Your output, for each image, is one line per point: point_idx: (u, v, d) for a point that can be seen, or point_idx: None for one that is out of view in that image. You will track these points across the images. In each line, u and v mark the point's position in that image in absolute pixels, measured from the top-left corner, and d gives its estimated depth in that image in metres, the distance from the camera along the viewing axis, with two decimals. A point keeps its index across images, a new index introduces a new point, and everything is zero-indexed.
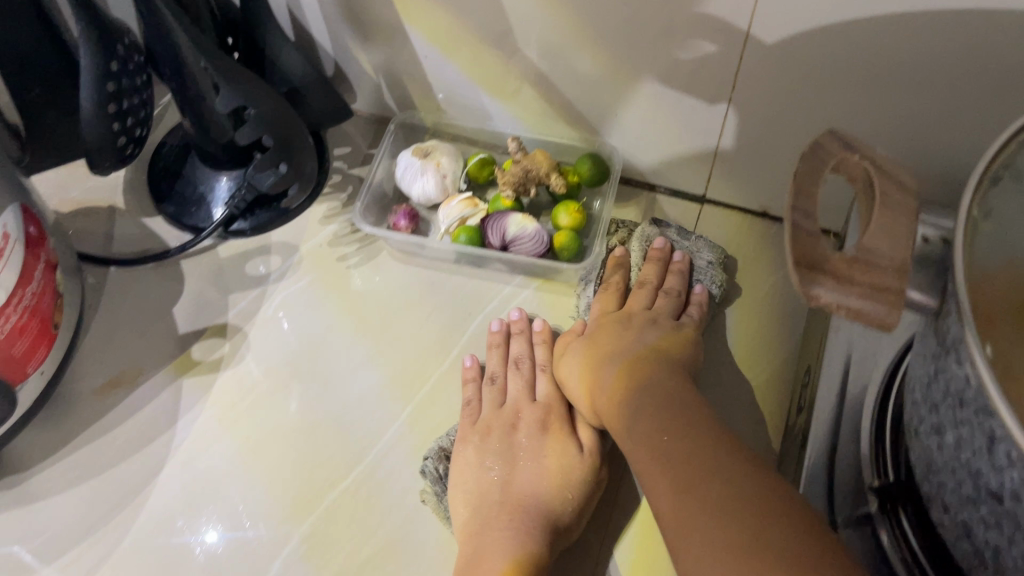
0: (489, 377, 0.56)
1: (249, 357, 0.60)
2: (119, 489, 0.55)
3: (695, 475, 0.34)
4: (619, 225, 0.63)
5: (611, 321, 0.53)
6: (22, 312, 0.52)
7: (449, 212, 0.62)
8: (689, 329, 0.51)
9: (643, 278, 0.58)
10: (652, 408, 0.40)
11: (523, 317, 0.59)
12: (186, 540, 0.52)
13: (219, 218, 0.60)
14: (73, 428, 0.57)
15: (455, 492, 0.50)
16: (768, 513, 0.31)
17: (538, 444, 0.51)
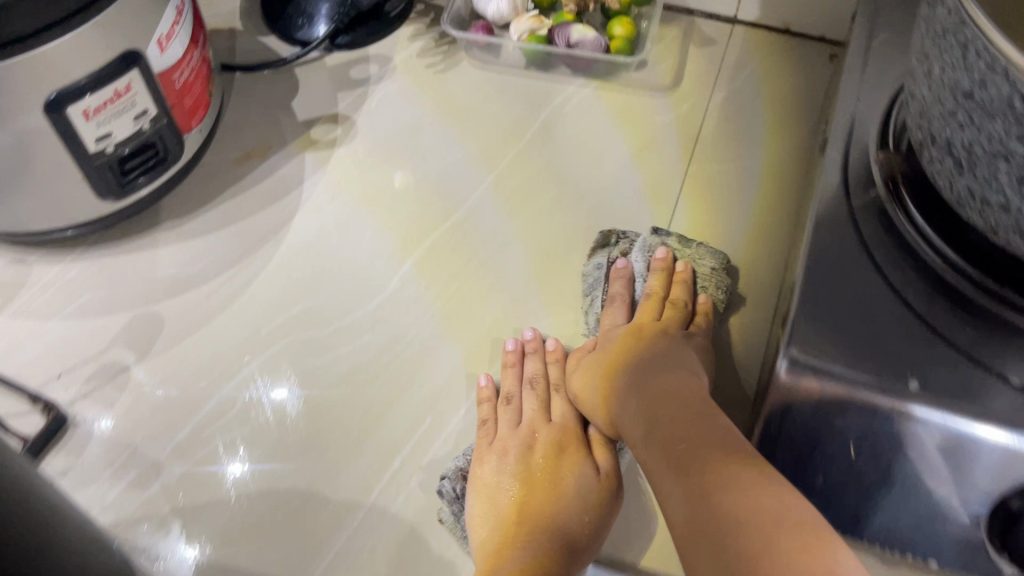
0: (504, 398, 0.58)
1: (361, 131, 0.72)
2: (258, 230, 0.66)
3: (707, 478, 0.40)
4: (620, 234, 0.65)
5: (624, 335, 0.57)
6: (191, 73, 0.63)
7: (519, 26, 0.74)
8: (694, 343, 0.56)
9: (651, 291, 0.61)
10: (665, 410, 0.47)
11: (537, 335, 0.60)
12: (270, 358, 0.60)
13: (325, 32, 0.75)
14: (215, 185, 0.69)
15: (475, 505, 0.53)
16: (761, 481, 0.39)
17: (554, 465, 0.54)
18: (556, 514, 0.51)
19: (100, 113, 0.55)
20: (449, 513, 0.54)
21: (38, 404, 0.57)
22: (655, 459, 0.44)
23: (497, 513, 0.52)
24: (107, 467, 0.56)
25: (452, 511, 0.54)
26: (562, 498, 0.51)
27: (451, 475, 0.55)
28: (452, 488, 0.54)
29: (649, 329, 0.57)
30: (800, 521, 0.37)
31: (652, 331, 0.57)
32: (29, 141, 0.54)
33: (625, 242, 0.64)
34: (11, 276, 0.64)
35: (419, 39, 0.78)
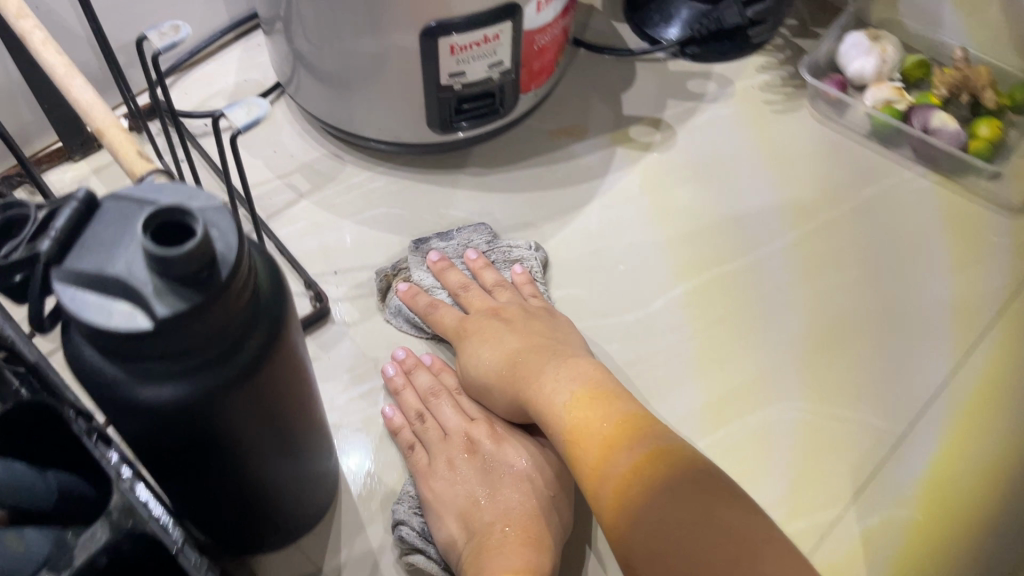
0: (416, 416, 0.56)
1: (677, 146, 0.70)
2: (553, 205, 0.67)
3: (613, 455, 0.45)
4: (392, 273, 0.62)
5: (495, 337, 0.56)
6: (551, 38, 0.63)
7: (876, 93, 0.70)
8: (545, 318, 0.58)
9: (459, 284, 0.61)
10: (593, 399, 0.49)
11: (410, 353, 0.59)
12: None
13: (678, 39, 0.75)
14: (527, 150, 0.70)
15: (441, 519, 0.51)
16: (672, 456, 0.45)
17: (498, 450, 0.54)
18: (538, 511, 0.51)
19: (463, 53, 0.57)
20: (418, 552, 0.51)
21: (310, 291, 0.61)
22: (589, 484, 0.45)
23: (471, 522, 0.51)
24: (347, 371, 0.59)
25: (418, 548, 0.51)
26: (520, 485, 0.52)
27: (408, 520, 0.52)
28: (416, 529, 0.52)
29: (514, 315, 0.58)
30: (712, 479, 0.44)
31: (482, 321, 0.58)
32: (395, 53, 0.57)
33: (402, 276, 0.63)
34: (327, 167, 0.68)
35: (767, 72, 0.75)
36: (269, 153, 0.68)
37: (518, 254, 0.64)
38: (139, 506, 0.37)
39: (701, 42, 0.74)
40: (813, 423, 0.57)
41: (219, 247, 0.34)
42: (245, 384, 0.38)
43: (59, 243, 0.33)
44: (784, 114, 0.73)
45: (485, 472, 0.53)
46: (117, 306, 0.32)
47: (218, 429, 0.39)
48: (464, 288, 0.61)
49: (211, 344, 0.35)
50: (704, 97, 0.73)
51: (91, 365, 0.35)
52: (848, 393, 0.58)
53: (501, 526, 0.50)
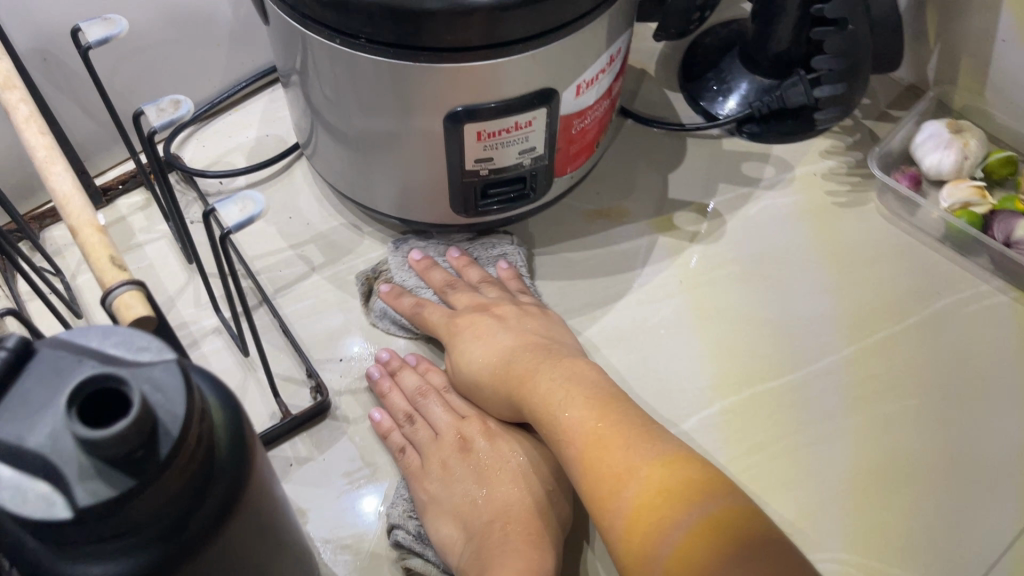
0: (405, 419, 0.54)
1: (726, 237, 0.64)
2: (585, 297, 0.61)
3: (623, 467, 0.42)
4: (374, 275, 0.61)
5: (484, 331, 0.54)
6: (591, 120, 0.57)
7: (954, 193, 0.63)
8: (534, 314, 0.56)
9: (445, 282, 0.59)
10: (594, 401, 0.46)
11: (395, 355, 0.57)
12: None
13: (736, 117, 0.69)
14: (561, 232, 0.64)
15: (439, 522, 0.49)
16: (680, 467, 0.42)
17: (494, 449, 0.52)
18: (537, 510, 0.49)
19: (492, 138, 0.52)
20: (416, 556, 0.50)
21: (312, 381, 0.56)
22: (595, 499, 0.42)
23: (471, 524, 0.49)
24: (343, 476, 0.54)
25: (416, 552, 0.50)
26: (518, 482, 0.50)
27: (404, 524, 0.50)
28: (412, 531, 0.50)
29: (506, 310, 0.56)
30: (722, 487, 0.41)
31: (472, 315, 0.56)
32: (417, 132, 0.53)
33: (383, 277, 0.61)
34: (344, 238, 0.63)
35: (832, 157, 0.68)
36: (284, 219, 0.64)
37: (502, 251, 0.62)
38: None
39: (761, 122, 0.68)
40: None
41: (161, 415, 0.29)
42: (193, 561, 0.33)
43: None
44: (848, 207, 0.66)
45: (481, 469, 0.51)
46: (33, 487, 0.27)
47: None
48: (450, 285, 0.59)
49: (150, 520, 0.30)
50: (760, 183, 0.67)
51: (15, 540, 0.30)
52: (900, 549, 0.51)
53: (502, 526, 0.48)
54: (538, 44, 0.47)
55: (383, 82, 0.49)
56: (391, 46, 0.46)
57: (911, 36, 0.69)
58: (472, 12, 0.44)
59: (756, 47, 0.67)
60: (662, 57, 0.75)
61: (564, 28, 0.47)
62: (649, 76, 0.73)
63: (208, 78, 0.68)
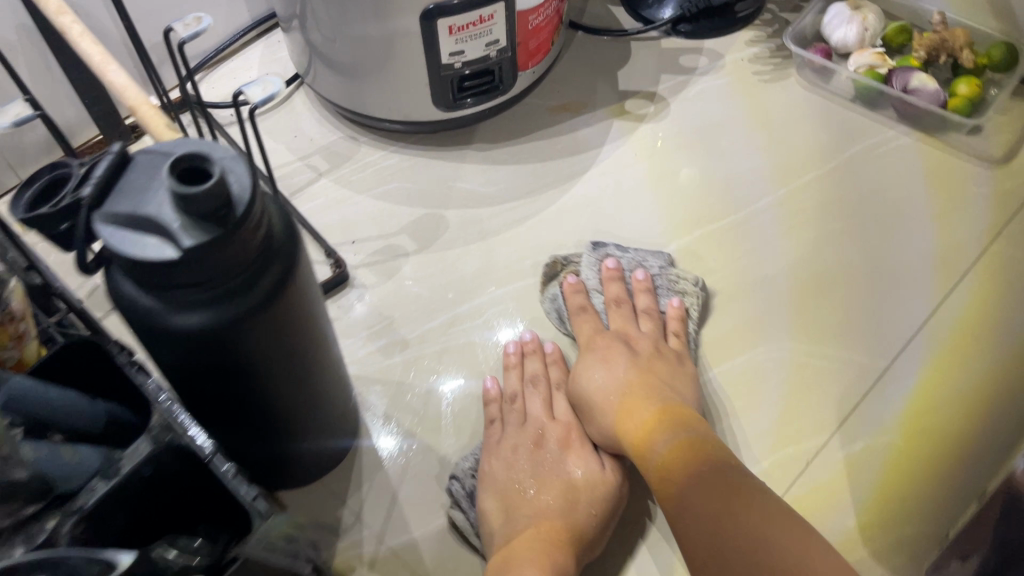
0: (510, 396, 0.60)
1: (672, 115, 0.75)
2: (555, 173, 0.72)
3: (721, 505, 0.49)
4: (561, 262, 0.66)
5: (611, 361, 0.60)
6: (544, 18, 0.68)
7: (859, 60, 0.74)
8: (669, 361, 0.60)
9: (614, 296, 0.64)
10: (698, 452, 0.52)
11: (535, 338, 0.63)
12: (509, 291, 0.66)
13: (670, 17, 0.79)
14: (528, 125, 0.75)
15: (486, 498, 0.55)
16: (768, 513, 0.48)
17: (560, 457, 0.57)
18: (570, 523, 0.52)
19: (462, 32, 0.62)
20: (460, 510, 0.56)
21: (331, 259, 0.66)
22: (690, 521, 0.49)
23: (512, 513, 0.54)
24: (365, 328, 0.64)
25: (462, 507, 0.56)
26: (571, 496, 0.54)
27: (461, 478, 0.57)
28: (462, 492, 0.56)
29: (642, 349, 0.60)
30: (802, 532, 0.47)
31: (610, 341, 0.61)
32: (402, 37, 0.63)
33: (571, 267, 0.66)
34: (344, 147, 0.74)
35: (755, 45, 0.79)
36: (290, 138, 0.74)
37: (682, 287, 0.64)
38: (178, 425, 0.42)
39: (692, 20, 0.79)
40: (800, 362, 0.61)
41: (235, 188, 0.39)
42: (266, 316, 0.43)
43: (99, 188, 0.39)
44: (771, 82, 0.77)
45: (543, 467, 0.56)
46: (148, 240, 0.38)
47: (248, 356, 0.44)
48: (616, 304, 0.64)
49: (233, 272, 0.41)
50: (697, 70, 0.78)
51: (132, 298, 0.40)
52: (833, 333, 0.62)
53: (537, 524, 0.52)
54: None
55: None
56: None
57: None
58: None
59: None
60: None
61: None
62: None
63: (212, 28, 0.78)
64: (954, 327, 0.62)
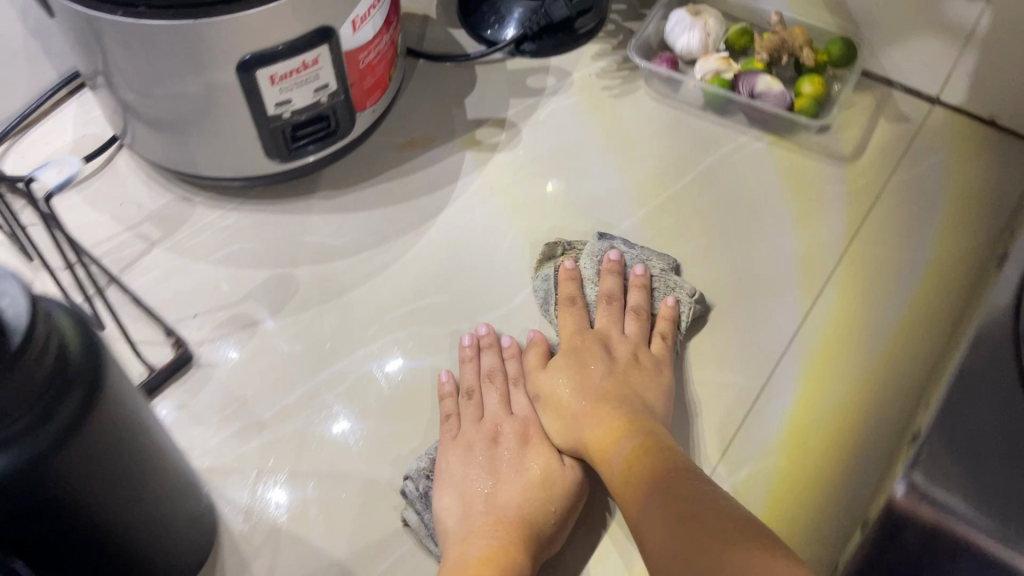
0: (465, 392, 0.58)
1: (522, 142, 0.72)
2: (410, 217, 0.68)
3: (659, 512, 0.46)
4: (567, 246, 0.66)
5: (575, 370, 0.58)
6: (376, 55, 0.64)
7: (705, 66, 0.73)
8: (645, 373, 0.57)
9: (607, 291, 0.62)
10: (666, 476, 0.48)
11: (493, 331, 0.61)
12: (369, 353, 0.61)
13: (512, 38, 0.76)
14: (377, 166, 0.71)
15: (442, 497, 0.53)
16: (722, 504, 0.45)
17: (515, 460, 0.54)
18: (525, 516, 0.51)
19: (285, 80, 0.58)
20: (413, 512, 0.54)
21: (170, 339, 0.61)
22: (647, 500, 0.47)
23: (465, 519, 0.51)
24: (216, 413, 0.58)
25: (416, 509, 0.54)
26: (527, 507, 0.51)
27: (414, 476, 0.55)
28: (416, 491, 0.54)
29: (621, 355, 0.59)
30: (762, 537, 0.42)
31: (592, 346, 0.59)
32: (221, 90, 0.58)
33: (573, 251, 0.65)
34: (175, 211, 0.67)
35: (602, 59, 0.77)
36: (116, 207, 0.67)
37: (679, 294, 0.62)
38: None
39: (534, 40, 0.76)
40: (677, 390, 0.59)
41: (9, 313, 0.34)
42: (75, 446, 0.37)
43: None
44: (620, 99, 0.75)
45: (497, 470, 0.54)
46: None
47: (61, 500, 0.39)
48: (607, 300, 0.62)
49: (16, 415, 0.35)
50: (544, 92, 0.75)
51: None
52: (707, 357, 0.61)
53: (489, 530, 0.50)
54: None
55: (175, 42, 0.54)
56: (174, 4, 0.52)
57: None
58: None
59: None
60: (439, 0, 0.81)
61: None
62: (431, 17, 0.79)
63: (14, 92, 0.70)
64: (824, 334, 0.62)
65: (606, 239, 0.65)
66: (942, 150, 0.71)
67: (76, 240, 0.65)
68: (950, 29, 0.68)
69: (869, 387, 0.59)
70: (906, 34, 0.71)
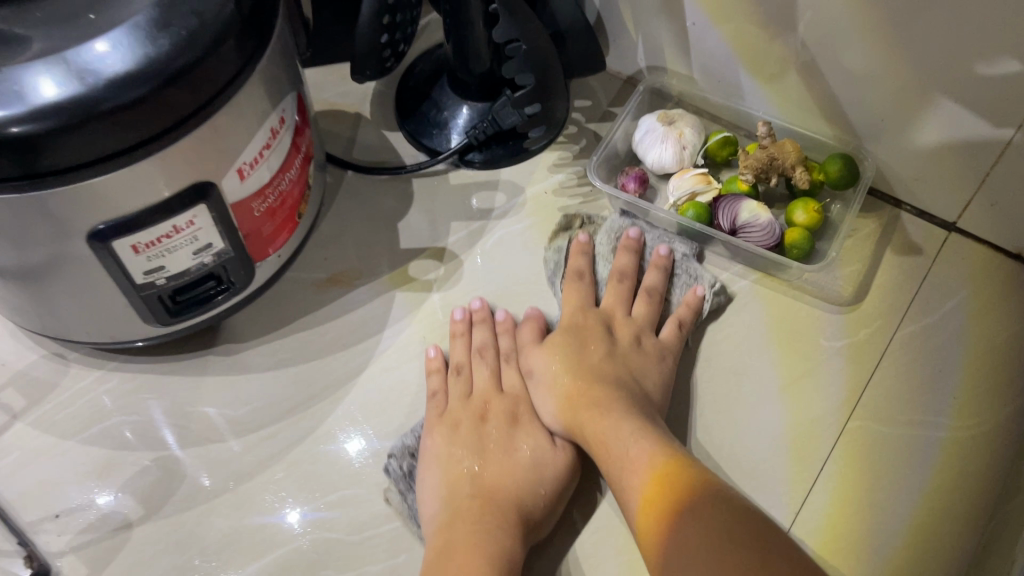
0: (454, 368, 0.56)
1: (463, 279, 0.61)
2: (326, 378, 0.57)
3: (681, 531, 0.43)
4: (584, 220, 0.63)
5: (574, 350, 0.55)
6: (277, 195, 0.53)
7: (681, 184, 0.62)
8: (646, 358, 0.55)
9: (620, 269, 0.59)
10: (678, 492, 0.45)
11: (486, 307, 0.59)
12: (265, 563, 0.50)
13: (456, 147, 0.65)
14: (291, 311, 0.60)
15: (428, 482, 0.51)
16: (742, 534, 0.42)
17: (506, 437, 0.52)
18: (517, 495, 0.49)
19: (151, 249, 0.47)
20: (397, 492, 0.52)
21: (24, 550, 0.50)
22: (661, 510, 0.45)
23: (455, 509, 0.48)
24: None
25: (400, 488, 0.52)
26: (519, 496, 0.49)
27: (398, 453, 0.53)
28: (401, 469, 0.53)
29: (623, 336, 0.56)
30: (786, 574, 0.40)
31: (594, 326, 0.56)
32: (77, 258, 0.47)
33: (590, 227, 0.63)
34: (44, 373, 0.57)
35: (561, 170, 0.66)
36: None
37: (695, 275, 0.60)
38: None
39: (482, 150, 0.65)
40: None
41: None
42: None
43: None
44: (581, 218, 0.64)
45: (487, 450, 0.52)
46: None
47: None
48: (617, 278, 0.59)
49: None
50: (492, 214, 0.64)
51: None
52: None
53: (476, 522, 0.47)
54: (200, 121, 0.44)
55: (10, 212, 0.43)
56: (17, 178, 0.40)
57: (615, 29, 0.68)
58: (111, 109, 0.39)
59: (460, 70, 0.63)
60: (375, 98, 0.70)
61: (202, 112, 0.44)
62: (365, 119, 0.68)
63: None
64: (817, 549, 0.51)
65: (626, 219, 0.62)
66: (959, 292, 0.60)
67: None
68: (967, 154, 0.58)
69: None
70: (914, 154, 0.60)
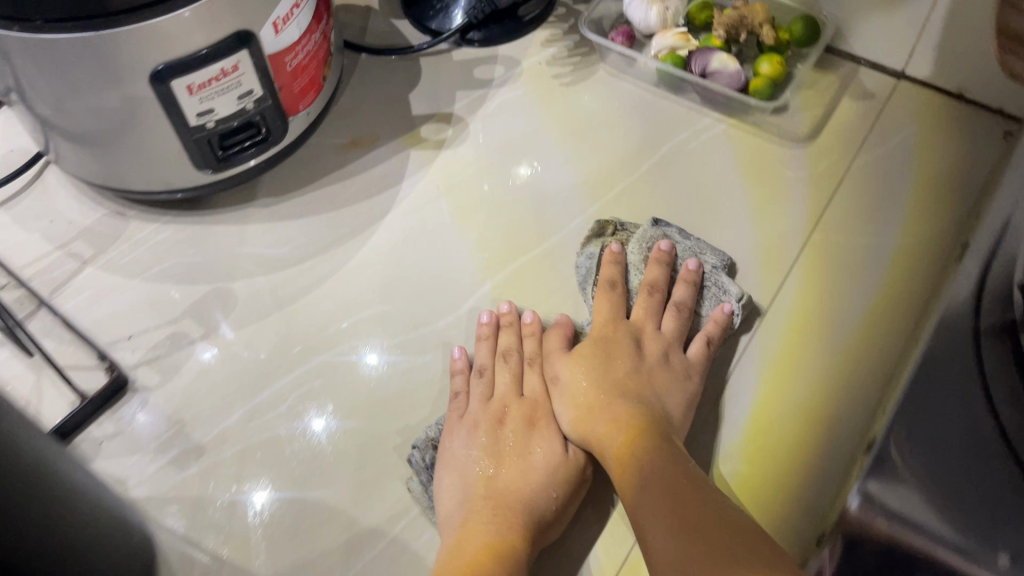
0: (478, 369, 0.57)
1: (469, 139, 0.69)
2: (354, 221, 0.65)
3: (662, 526, 0.43)
4: (617, 226, 0.63)
5: (599, 363, 0.55)
6: (305, 55, 0.61)
7: (662, 41, 0.70)
8: (672, 376, 0.54)
9: (650, 281, 0.59)
10: (672, 488, 0.45)
11: (514, 310, 0.59)
12: (312, 369, 0.58)
13: (457, 27, 0.73)
14: (319, 170, 0.68)
15: (445, 475, 0.52)
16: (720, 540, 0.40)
17: (525, 439, 0.53)
18: (530, 505, 0.49)
19: (203, 90, 0.55)
20: (417, 480, 0.53)
21: (104, 362, 0.58)
22: (650, 504, 0.44)
23: (468, 509, 0.49)
24: (153, 439, 0.56)
25: (421, 478, 0.53)
26: (536, 497, 0.49)
27: (421, 446, 0.54)
28: (423, 461, 0.53)
29: (653, 349, 0.56)
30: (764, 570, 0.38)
31: (622, 338, 0.56)
32: (141, 102, 0.55)
33: (620, 235, 0.62)
34: (107, 227, 0.65)
35: (552, 46, 0.75)
36: (43, 224, 0.65)
37: (723, 291, 0.59)
38: None
39: (480, 29, 0.73)
40: None
41: None
42: None
43: None
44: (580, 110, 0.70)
45: (506, 451, 0.52)
46: None
47: None
48: (649, 290, 0.59)
49: None
50: (492, 83, 0.72)
51: None
52: None
53: (486, 520, 0.48)
54: None
55: (83, 56, 0.51)
56: (96, 16, 0.49)
57: None
58: None
59: None
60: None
61: None
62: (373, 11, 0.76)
63: None
64: (786, 332, 0.59)
65: (660, 226, 0.62)
66: (907, 127, 0.68)
67: (4, 262, 0.63)
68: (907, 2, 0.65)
69: (831, 384, 0.56)
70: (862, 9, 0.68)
